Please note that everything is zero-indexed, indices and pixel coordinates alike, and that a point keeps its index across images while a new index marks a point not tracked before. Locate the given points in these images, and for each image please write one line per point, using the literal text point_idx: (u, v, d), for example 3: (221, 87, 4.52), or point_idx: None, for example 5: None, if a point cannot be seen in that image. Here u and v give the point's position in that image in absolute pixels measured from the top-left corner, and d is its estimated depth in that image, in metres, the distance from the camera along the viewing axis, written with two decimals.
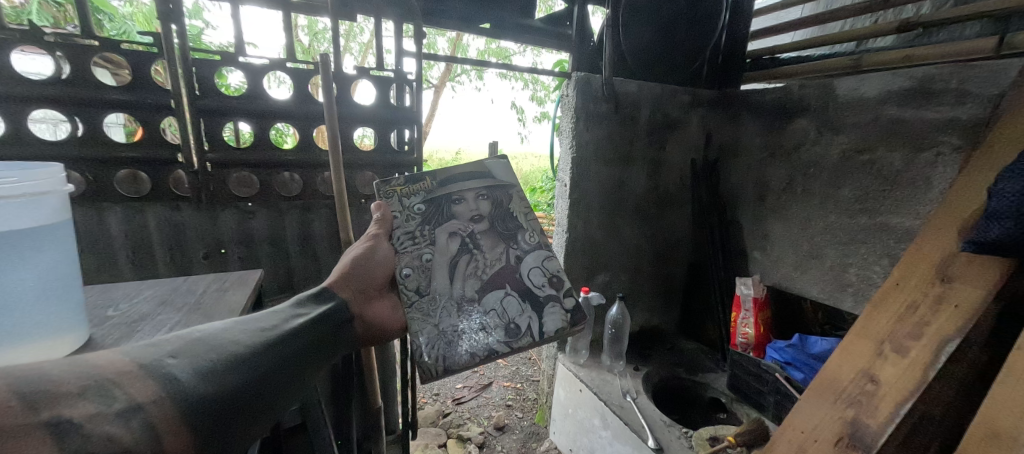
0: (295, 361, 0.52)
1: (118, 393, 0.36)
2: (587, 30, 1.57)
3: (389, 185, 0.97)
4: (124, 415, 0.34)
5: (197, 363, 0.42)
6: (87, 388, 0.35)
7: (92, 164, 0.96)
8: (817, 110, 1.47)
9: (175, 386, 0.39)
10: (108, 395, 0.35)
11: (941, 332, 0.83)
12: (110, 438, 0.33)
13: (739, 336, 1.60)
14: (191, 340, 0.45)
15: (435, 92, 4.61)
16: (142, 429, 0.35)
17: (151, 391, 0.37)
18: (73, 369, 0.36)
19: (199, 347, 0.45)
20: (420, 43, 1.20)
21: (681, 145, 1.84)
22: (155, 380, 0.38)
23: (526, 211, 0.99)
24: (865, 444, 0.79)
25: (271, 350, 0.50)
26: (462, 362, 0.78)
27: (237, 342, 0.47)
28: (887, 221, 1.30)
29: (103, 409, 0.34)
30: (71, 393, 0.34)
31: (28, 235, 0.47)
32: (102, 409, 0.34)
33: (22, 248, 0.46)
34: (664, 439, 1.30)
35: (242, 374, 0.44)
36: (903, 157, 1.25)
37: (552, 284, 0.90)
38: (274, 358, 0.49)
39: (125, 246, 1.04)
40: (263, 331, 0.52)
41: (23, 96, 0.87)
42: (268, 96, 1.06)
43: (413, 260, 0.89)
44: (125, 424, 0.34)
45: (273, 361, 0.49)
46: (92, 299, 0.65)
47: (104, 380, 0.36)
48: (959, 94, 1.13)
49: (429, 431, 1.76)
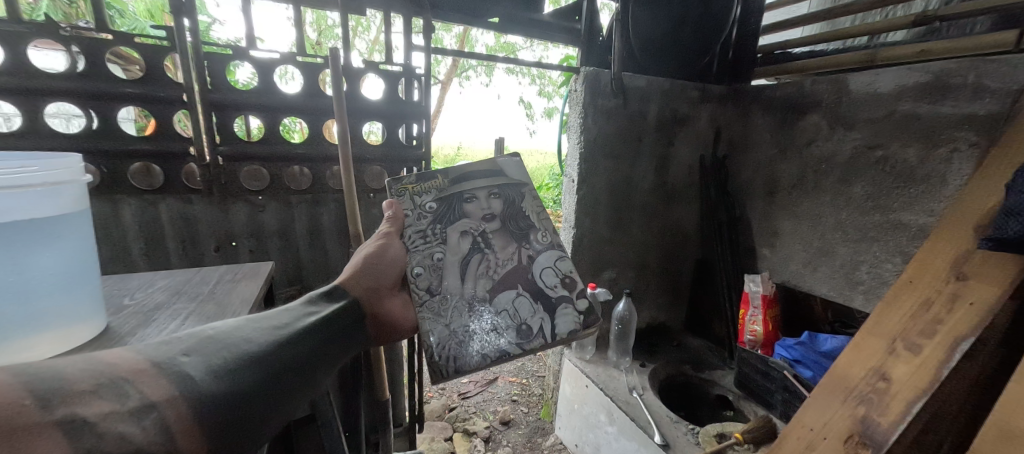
0: (310, 357, 0.52)
1: (131, 392, 0.36)
2: (596, 24, 1.55)
3: (401, 183, 0.98)
4: (137, 414, 0.35)
5: (209, 361, 0.43)
6: (101, 386, 0.36)
7: (106, 157, 0.98)
8: (829, 106, 1.45)
9: (188, 385, 0.39)
10: (122, 394, 0.36)
11: (955, 330, 0.81)
12: (123, 437, 0.33)
13: (747, 333, 1.58)
14: (205, 338, 0.46)
15: (442, 88, 4.61)
16: (154, 428, 0.35)
17: (164, 390, 0.38)
18: (87, 368, 0.37)
19: (213, 345, 0.45)
20: (428, 37, 1.20)
21: (689, 140, 1.83)
22: (167, 379, 0.39)
23: (538, 211, 1.00)
24: (875, 442, 0.79)
25: (284, 348, 0.50)
26: (473, 363, 0.79)
27: (249, 341, 0.48)
28: (900, 218, 1.28)
29: (116, 407, 0.35)
30: (85, 392, 0.34)
31: (45, 223, 0.47)
32: (116, 408, 0.35)
33: (38, 236, 0.47)
34: (670, 435, 1.29)
35: (254, 371, 0.45)
36: (917, 153, 1.23)
37: (564, 285, 0.90)
38: (287, 356, 0.49)
39: (138, 238, 1.06)
40: (276, 328, 0.52)
41: (39, 90, 0.89)
42: (278, 91, 1.07)
43: (425, 259, 0.89)
44: (137, 423, 0.35)
45: (285, 359, 0.49)
46: (108, 289, 0.66)
47: (117, 379, 0.37)
48: (976, 89, 1.11)
49: (436, 425, 1.78)
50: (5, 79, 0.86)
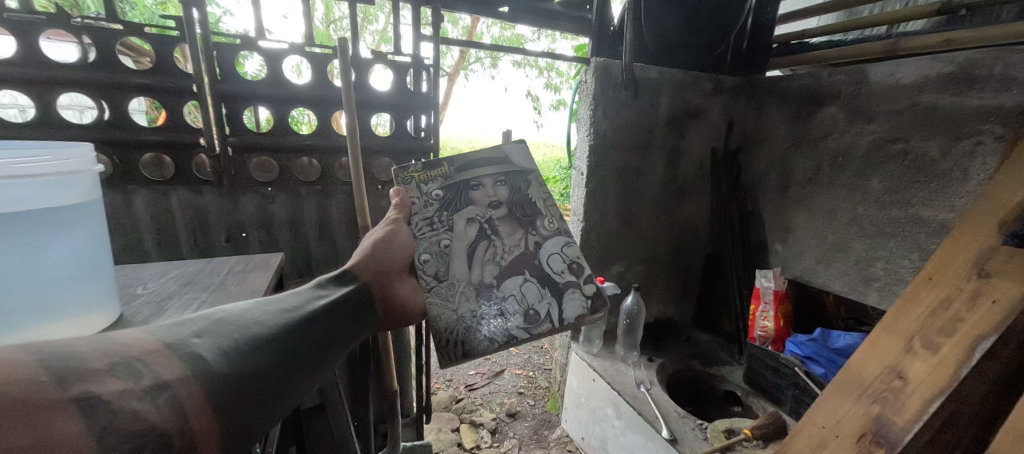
0: (319, 340, 0.53)
1: (143, 370, 0.36)
2: (608, 14, 1.52)
3: (407, 171, 0.96)
4: (151, 393, 0.35)
5: (219, 343, 0.43)
6: (115, 365, 0.35)
7: (117, 147, 0.98)
8: (847, 97, 1.42)
9: (199, 365, 0.39)
10: (135, 373, 0.35)
11: (976, 328, 0.79)
12: (138, 414, 0.33)
13: (758, 329, 1.57)
14: (215, 321, 0.46)
15: (449, 80, 4.61)
16: (167, 406, 0.35)
17: (177, 369, 0.38)
18: (100, 349, 0.36)
19: (222, 327, 0.45)
20: (436, 27, 1.18)
21: (701, 133, 1.80)
22: (178, 358, 0.39)
23: (545, 198, 0.98)
24: (889, 441, 0.77)
25: (293, 331, 0.50)
26: (481, 348, 0.79)
27: (259, 323, 0.48)
28: (920, 213, 1.24)
29: (130, 385, 0.34)
30: (99, 371, 0.34)
31: (60, 212, 0.47)
32: (129, 386, 0.34)
33: (51, 225, 0.47)
34: (678, 430, 1.29)
35: (265, 354, 0.45)
36: (939, 146, 1.20)
37: (571, 271, 0.89)
38: (296, 340, 0.49)
39: (150, 228, 1.07)
40: (285, 311, 0.52)
41: (53, 80, 0.89)
42: (288, 82, 1.06)
43: (432, 246, 0.89)
44: (151, 401, 0.34)
45: (294, 343, 0.49)
46: (122, 278, 0.67)
47: (129, 358, 0.36)
48: (1003, 79, 1.07)
49: (443, 416, 1.79)
50: (20, 69, 0.86)
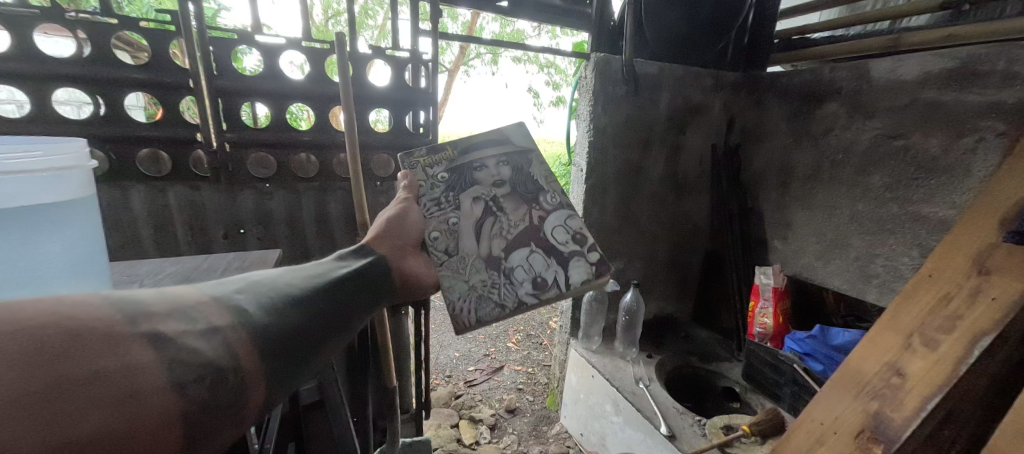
0: (347, 305, 0.52)
1: (197, 316, 0.36)
2: (607, 9, 1.50)
3: (413, 155, 0.96)
4: (208, 334, 0.35)
5: (259, 299, 0.43)
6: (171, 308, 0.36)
7: (113, 143, 0.97)
8: (849, 94, 1.41)
9: (244, 316, 0.39)
10: (191, 317, 0.36)
11: (975, 325, 0.78)
12: (199, 351, 0.33)
13: (757, 326, 1.56)
14: (249, 280, 0.45)
15: (449, 77, 4.60)
16: (223, 347, 0.35)
17: (225, 318, 0.38)
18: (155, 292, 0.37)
19: (259, 286, 0.45)
20: (435, 22, 1.17)
21: (702, 129, 1.79)
22: (227, 308, 0.39)
23: (547, 175, 0.97)
24: (887, 437, 0.77)
25: (324, 293, 0.50)
26: (495, 315, 0.80)
27: (293, 284, 0.47)
28: (920, 210, 1.24)
29: (189, 327, 0.35)
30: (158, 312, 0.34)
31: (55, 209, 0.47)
32: (189, 328, 0.35)
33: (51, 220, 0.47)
34: (676, 426, 1.29)
35: (300, 312, 0.44)
36: (940, 142, 1.19)
37: (575, 241, 0.88)
38: (327, 302, 0.49)
39: (147, 225, 1.06)
40: (314, 275, 0.52)
41: (45, 75, 0.88)
42: (285, 77, 1.05)
43: (441, 224, 0.88)
44: (208, 341, 0.35)
45: (326, 305, 0.49)
46: (117, 275, 0.66)
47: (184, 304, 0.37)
48: (1005, 75, 1.06)
49: (442, 412, 1.80)
50: (17, 64, 0.86)
